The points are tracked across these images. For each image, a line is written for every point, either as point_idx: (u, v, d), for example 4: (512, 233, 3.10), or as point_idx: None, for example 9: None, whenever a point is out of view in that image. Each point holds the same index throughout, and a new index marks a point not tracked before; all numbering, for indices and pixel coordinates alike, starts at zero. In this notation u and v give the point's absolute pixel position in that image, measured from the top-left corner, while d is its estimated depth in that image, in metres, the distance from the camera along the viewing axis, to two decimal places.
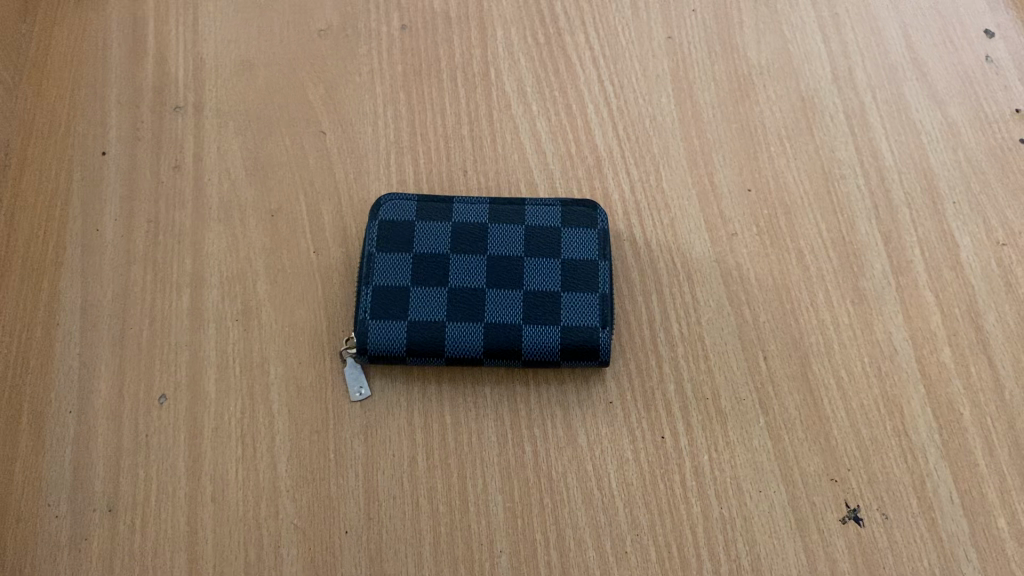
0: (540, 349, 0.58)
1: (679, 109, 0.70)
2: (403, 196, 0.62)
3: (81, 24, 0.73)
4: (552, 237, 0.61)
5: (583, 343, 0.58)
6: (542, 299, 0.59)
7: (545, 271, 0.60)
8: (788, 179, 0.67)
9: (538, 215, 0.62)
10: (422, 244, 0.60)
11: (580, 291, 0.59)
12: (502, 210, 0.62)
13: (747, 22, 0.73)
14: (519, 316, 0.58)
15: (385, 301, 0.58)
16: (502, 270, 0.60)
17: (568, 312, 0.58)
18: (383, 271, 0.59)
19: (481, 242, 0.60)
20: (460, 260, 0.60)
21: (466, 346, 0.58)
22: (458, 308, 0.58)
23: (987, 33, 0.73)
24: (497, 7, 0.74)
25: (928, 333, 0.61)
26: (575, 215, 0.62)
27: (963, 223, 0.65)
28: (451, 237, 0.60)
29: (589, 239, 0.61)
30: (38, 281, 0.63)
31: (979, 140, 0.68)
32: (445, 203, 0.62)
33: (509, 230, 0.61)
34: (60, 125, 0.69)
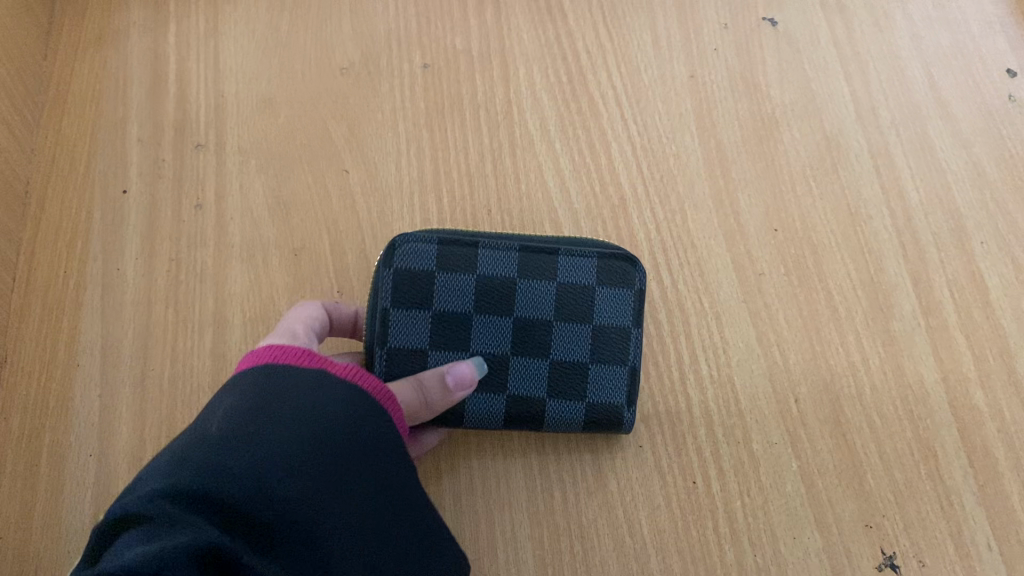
0: (563, 423, 0.57)
1: (704, 147, 0.69)
2: (424, 238, 0.56)
3: (102, 61, 0.73)
4: (584, 300, 0.57)
5: (608, 420, 0.57)
6: (569, 371, 0.57)
7: (574, 338, 0.57)
8: (814, 219, 0.66)
9: (571, 269, 0.57)
10: (445, 301, 0.55)
11: (608, 364, 0.58)
12: (532, 262, 0.57)
13: (769, 59, 0.73)
14: (545, 389, 0.57)
15: (401, 366, 0.55)
16: (530, 335, 0.57)
17: (594, 387, 0.57)
18: (400, 333, 0.55)
19: (508, 300, 0.56)
20: (484, 321, 0.56)
21: (489, 418, 0.57)
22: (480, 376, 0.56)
23: (1009, 72, 0.73)
24: (519, 45, 0.74)
25: (959, 375, 0.61)
26: (611, 275, 0.58)
27: (991, 264, 0.64)
28: (476, 292, 0.56)
29: (623, 303, 0.58)
30: (58, 322, 0.63)
31: (1005, 180, 0.68)
32: (471, 250, 0.56)
33: (540, 287, 0.57)
34: (80, 163, 0.69)
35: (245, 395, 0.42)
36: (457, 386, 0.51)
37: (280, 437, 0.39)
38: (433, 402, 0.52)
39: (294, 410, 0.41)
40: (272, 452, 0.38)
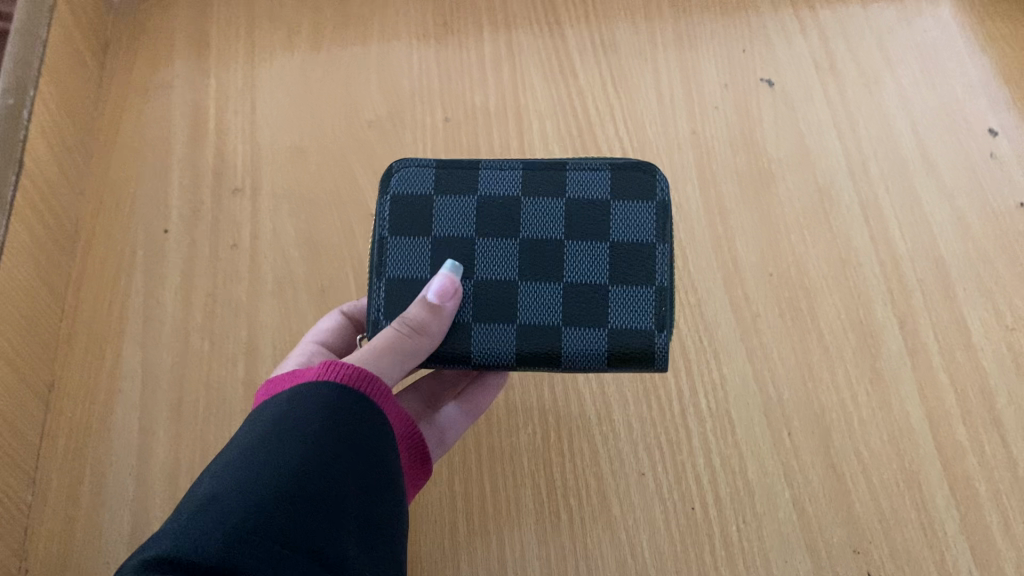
0: (582, 354, 0.52)
1: (704, 196, 0.74)
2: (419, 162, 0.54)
3: (148, 112, 0.79)
4: (597, 215, 0.53)
5: (635, 347, 0.52)
6: (585, 295, 0.52)
7: (591, 257, 0.53)
8: (807, 264, 0.71)
9: (583, 184, 0.54)
10: (444, 225, 0.53)
11: (633, 284, 0.52)
12: (538, 179, 0.54)
13: (765, 117, 0.79)
14: (559, 315, 0.52)
15: (398, 296, 0.52)
16: (540, 258, 0.53)
17: (617, 310, 0.52)
18: (397, 260, 0.53)
19: (515, 220, 0.53)
20: (489, 245, 0.53)
21: (497, 351, 0.52)
22: (488, 301, 0.52)
23: (991, 131, 0.78)
24: (533, 102, 0.80)
25: (943, 412, 0.65)
26: (629, 185, 0.54)
27: (974, 308, 0.69)
28: (478, 213, 0.53)
29: (643, 215, 0.53)
30: (102, 350, 0.68)
31: (987, 230, 0.73)
32: (470, 170, 0.54)
33: (547, 205, 0.53)
34: (126, 205, 0.75)
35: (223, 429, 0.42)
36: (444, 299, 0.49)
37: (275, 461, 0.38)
38: (429, 325, 0.49)
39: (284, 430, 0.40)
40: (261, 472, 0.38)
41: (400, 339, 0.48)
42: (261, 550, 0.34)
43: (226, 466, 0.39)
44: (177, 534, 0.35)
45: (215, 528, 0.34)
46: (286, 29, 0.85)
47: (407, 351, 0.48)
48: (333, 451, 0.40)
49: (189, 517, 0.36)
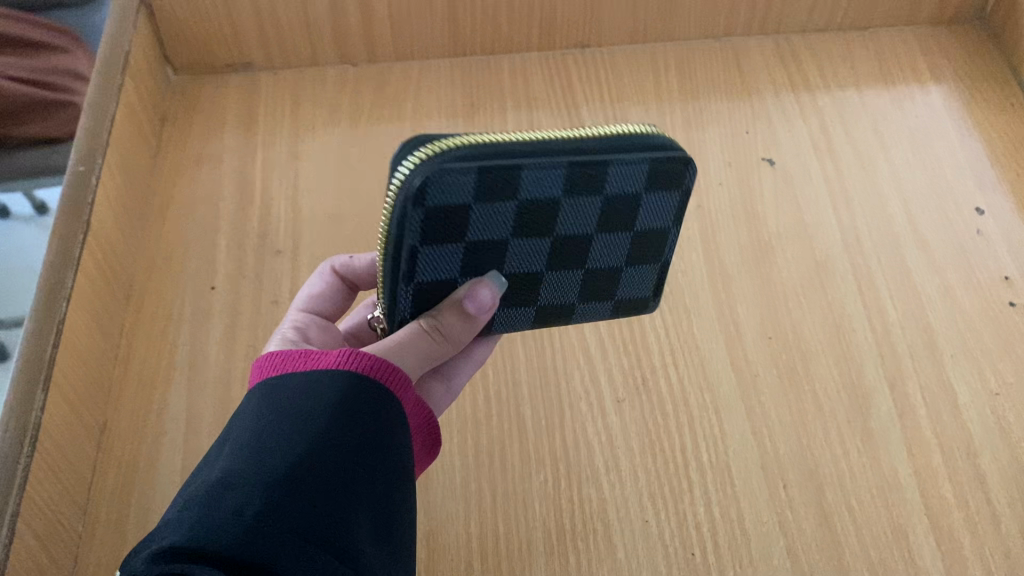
0: (588, 315, 0.65)
1: (708, 265, 0.81)
2: (454, 162, 0.48)
3: (200, 180, 0.87)
4: (630, 212, 0.56)
5: (632, 306, 0.65)
6: (602, 274, 0.61)
7: (613, 247, 0.58)
8: (803, 329, 0.76)
9: (624, 180, 0.53)
10: (479, 233, 0.52)
11: (643, 264, 0.62)
12: (581, 181, 0.52)
13: (767, 193, 0.85)
14: (574, 294, 0.62)
15: (431, 294, 0.56)
16: (569, 252, 0.57)
17: (625, 283, 0.63)
18: (426, 268, 0.54)
19: (552, 225, 0.54)
20: (522, 249, 0.55)
21: (516, 321, 0.63)
22: (517, 290, 0.59)
23: (978, 210, 0.84)
24: None
25: (930, 470, 0.69)
26: (666, 178, 0.54)
27: (960, 374, 0.73)
28: (515, 222, 0.53)
29: (669, 205, 0.57)
30: (150, 395, 0.74)
31: (974, 301, 0.78)
32: (511, 170, 0.49)
33: (585, 208, 0.54)
34: (176, 263, 0.82)
35: (248, 418, 0.47)
36: (480, 309, 0.54)
37: (290, 452, 0.43)
38: (457, 329, 0.55)
39: (299, 422, 0.45)
40: (276, 461, 0.43)
41: (426, 340, 0.54)
42: (275, 536, 0.39)
43: (244, 455, 0.43)
44: (196, 520, 0.39)
45: (232, 517, 0.39)
46: (329, 108, 0.93)
47: (435, 350, 0.55)
48: (344, 442, 0.44)
49: (208, 503, 0.40)
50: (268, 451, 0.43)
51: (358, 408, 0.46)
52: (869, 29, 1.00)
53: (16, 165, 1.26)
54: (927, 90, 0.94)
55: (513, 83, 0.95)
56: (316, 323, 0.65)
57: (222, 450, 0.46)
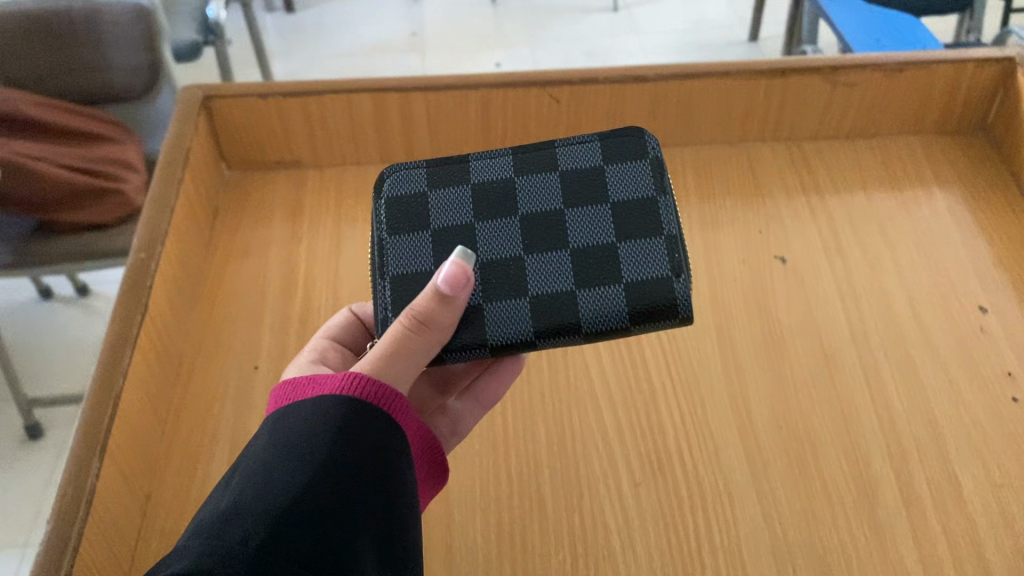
0: (601, 311, 0.63)
1: (722, 355, 0.85)
2: (412, 170, 0.71)
3: (248, 267, 0.94)
4: (590, 179, 0.68)
5: (651, 296, 0.63)
6: (595, 253, 0.65)
7: (591, 225, 0.66)
8: (812, 419, 0.80)
9: (574, 159, 0.69)
10: (442, 216, 0.68)
11: (638, 239, 0.65)
12: (528, 162, 0.70)
13: (778, 289, 0.90)
14: (572, 280, 0.65)
15: (402, 283, 0.66)
16: (545, 228, 0.67)
17: (627, 267, 0.64)
18: (398, 257, 0.67)
19: (513, 199, 0.68)
20: (493, 228, 0.67)
21: (519, 320, 0.64)
22: (504, 276, 0.65)
23: (981, 308, 0.88)
24: None
25: (936, 557, 0.71)
26: (624, 150, 0.69)
27: (964, 465, 0.77)
28: (474, 200, 0.69)
29: (640, 173, 0.67)
30: (193, 467, 0.79)
31: (978, 394, 0.81)
32: (464, 165, 0.71)
33: (537, 180, 0.69)
34: (223, 344, 0.87)
35: (253, 449, 0.51)
36: (455, 287, 0.59)
37: (295, 484, 0.47)
38: (438, 314, 0.59)
39: (303, 454, 0.49)
40: (279, 492, 0.47)
41: (411, 334, 0.59)
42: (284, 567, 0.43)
43: (253, 485, 0.47)
44: (206, 547, 0.43)
45: (239, 545, 0.43)
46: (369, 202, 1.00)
47: (421, 343, 0.59)
48: (345, 477, 0.49)
49: (219, 532, 0.44)
50: (276, 483, 0.47)
51: (355, 442, 0.51)
52: (876, 137, 1.07)
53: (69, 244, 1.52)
54: (932, 195, 1.00)
55: None
56: (336, 353, 0.71)
57: (230, 480, 0.49)
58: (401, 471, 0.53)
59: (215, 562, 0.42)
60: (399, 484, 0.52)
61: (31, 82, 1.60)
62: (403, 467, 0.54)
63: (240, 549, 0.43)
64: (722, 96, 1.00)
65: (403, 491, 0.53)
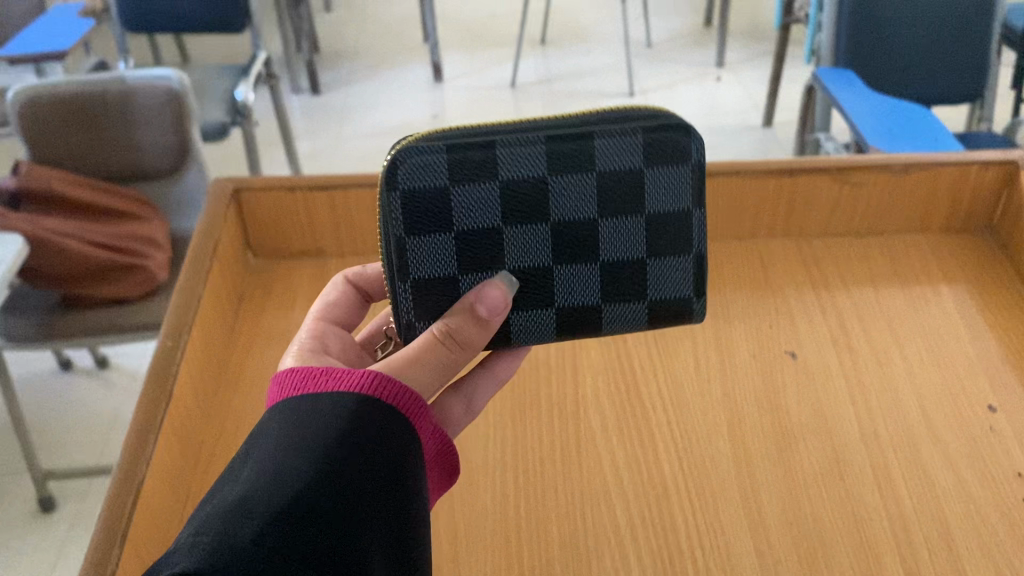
0: (621, 321, 0.74)
1: (732, 450, 0.86)
2: (429, 154, 0.66)
3: (268, 354, 0.96)
4: (630, 187, 0.69)
5: (668, 311, 0.74)
6: (624, 267, 0.72)
7: (621, 239, 0.71)
8: (823, 516, 0.80)
9: (614, 158, 0.68)
10: (469, 221, 0.68)
11: (665, 257, 0.72)
12: (565, 159, 0.67)
13: (789, 384, 0.92)
14: (598, 294, 0.73)
15: (426, 289, 0.69)
16: (578, 239, 0.70)
17: (652, 284, 0.73)
18: (422, 264, 0.68)
19: (546, 206, 0.68)
20: (523, 236, 0.69)
21: (544, 325, 0.73)
22: (536, 283, 0.71)
23: (990, 407, 0.89)
24: (588, 363, 0.95)
25: None
26: (667, 153, 0.69)
27: (978, 567, 0.75)
28: (503, 204, 0.67)
29: (679, 182, 0.70)
30: None
31: (988, 495, 0.81)
32: (490, 153, 0.66)
33: (573, 184, 0.68)
34: (240, 430, 0.89)
35: (264, 443, 0.52)
36: (491, 311, 0.66)
37: (307, 483, 0.48)
38: (475, 332, 0.66)
39: (317, 453, 0.50)
40: (291, 489, 0.48)
41: (446, 346, 0.65)
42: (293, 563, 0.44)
43: (264, 479, 0.48)
44: (216, 536, 0.43)
45: (251, 538, 0.44)
46: None
47: (455, 353, 0.65)
48: (356, 482, 0.50)
49: (229, 521, 0.44)
50: (286, 479, 0.48)
51: (368, 448, 0.52)
52: (885, 234, 1.09)
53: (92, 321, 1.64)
54: (940, 292, 1.02)
55: None
56: (337, 338, 0.74)
57: (239, 472, 0.50)
58: (410, 476, 0.54)
59: (226, 552, 0.42)
60: (407, 488, 0.54)
61: (64, 156, 1.81)
62: (414, 474, 0.55)
63: (252, 541, 0.43)
64: (732, 195, 1.04)
65: (410, 494, 0.54)
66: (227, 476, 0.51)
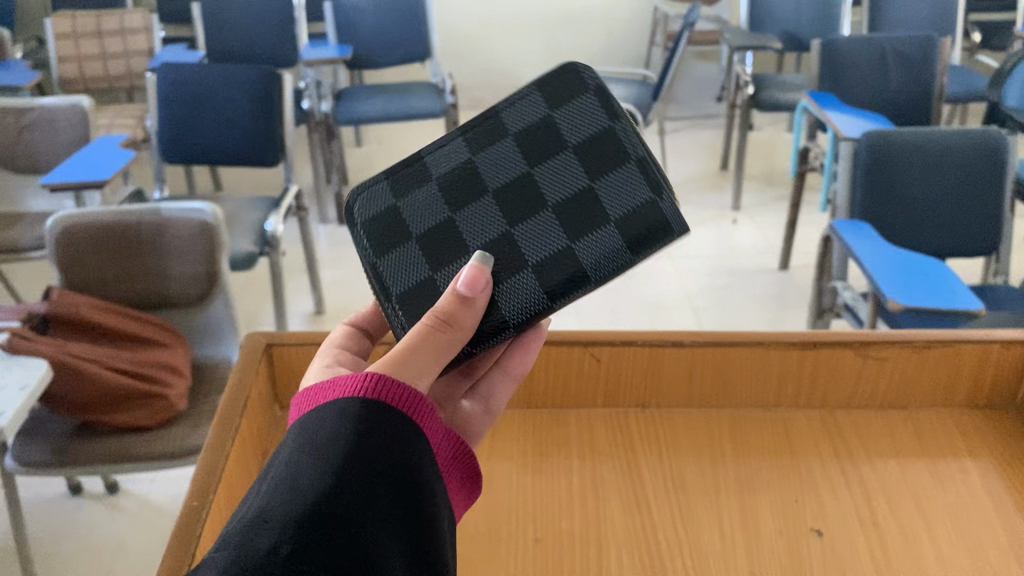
0: (599, 253, 0.74)
1: None
2: (377, 190, 0.83)
3: None
4: (542, 133, 0.79)
5: (637, 216, 0.74)
6: (577, 200, 0.76)
7: (561, 176, 0.77)
8: None
9: (522, 118, 0.80)
10: (423, 220, 0.79)
11: (606, 172, 0.76)
12: (481, 139, 0.80)
13: (816, 564, 0.89)
14: (565, 235, 0.75)
15: (407, 296, 0.78)
16: (522, 193, 0.77)
17: (607, 201, 0.75)
18: (395, 271, 0.79)
19: (482, 180, 0.79)
20: (474, 212, 0.78)
21: (529, 285, 0.74)
22: (504, 252, 0.76)
23: None
24: (612, 535, 0.93)
25: None
26: (562, 93, 0.79)
27: None
28: (445, 194, 0.79)
29: (586, 108, 0.78)
30: None
31: None
32: (423, 166, 0.82)
33: (496, 153, 0.79)
34: None
35: (281, 456, 0.55)
36: (475, 288, 0.71)
37: (320, 490, 0.51)
38: (461, 312, 0.70)
39: (328, 459, 0.53)
40: (305, 499, 0.50)
41: (438, 330, 0.68)
42: (311, 564, 0.46)
43: (279, 490, 0.51)
44: (235, 554, 0.46)
45: (267, 551, 0.46)
46: None
47: (447, 336, 0.69)
48: (369, 481, 0.52)
49: (247, 538, 0.47)
50: (301, 489, 0.51)
51: (377, 446, 0.55)
52: (909, 408, 1.10)
53: (109, 447, 1.63)
54: (967, 470, 1.01)
55: (579, 437, 1.07)
56: (353, 363, 0.79)
57: (260, 488, 0.54)
58: (423, 468, 0.56)
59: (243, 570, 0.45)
60: (422, 483, 0.56)
61: (94, 283, 1.86)
62: (426, 465, 0.57)
63: (266, 550, 0.47)
64: (756, 367, 1.07)
65: (426, 485, 0.56)
66: (249, 492, 0.53)
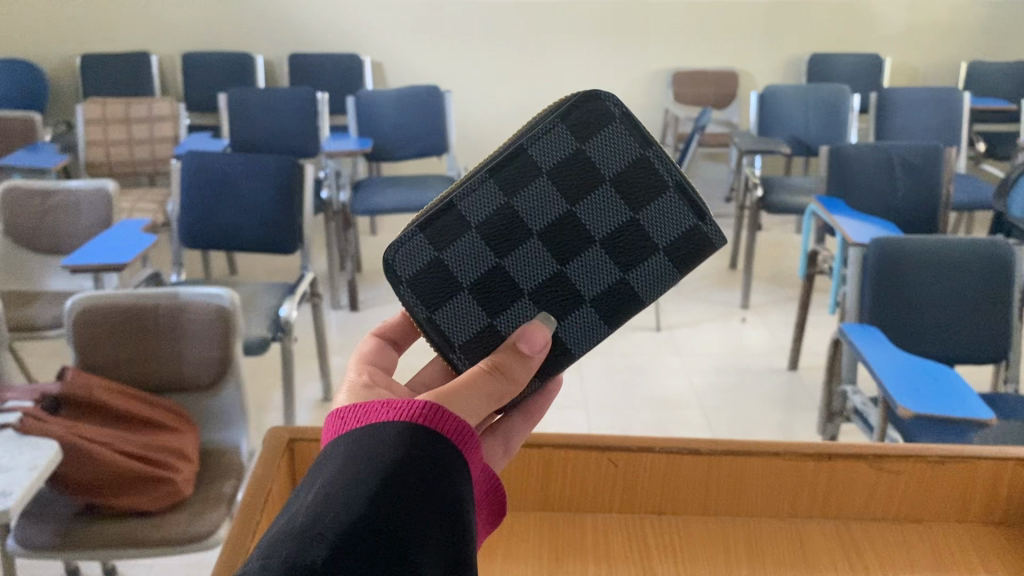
0: (647, 283, 0.72)
1: None
2: (407, 238, 0.71)
3: None
4: (576, 166, 0.69)
5: (685, 238, 0.71)
6: (623, 234, 0.71)
7: (602, 211, 0.70)
8: None
9: (551, 151, 0.69)
10: (471, 271, 0.71)
11: (648, 201, 0.70)
12: (512, 178, 0.69)
13: None
14: (615, 270, 0.72)
15: (470, 346, 0.73)
16: (567, 233, 0.70)
17: (654, 230, 0.71)
18: (455, 325, 0.72)
19: (523, 224, 0.70)
20: (520, 257, 0.71)
21: (586, 323, 0.73)
22: (558, 293, 0.72)
23: None
24: None
25: None
26: (590, 122, 0.69)
27: None
28: (486, 242, 0.70)
29: (620, 137, 0.69)
30: None
31: None
32: (452, 210, 0.70)
33: (531, 191, 0.69)
34: None
35: (329, 465, 0.56)
36: (533, 349, 0.69)
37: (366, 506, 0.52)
38: (515, 366, 0.69)
39: (376, 477, 0.54)
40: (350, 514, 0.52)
41: (492, 380, 0.68)
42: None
43: (328, 499, 0.52)
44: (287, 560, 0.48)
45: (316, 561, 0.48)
46: None
47: (500, 387, 0.68)
48: (414, 501, 0.54)
49: (297, 546, 0.49)
50: (348, 502, 0.52)
51: (422, 470, 0.56)
52: (923, 521, 1.10)
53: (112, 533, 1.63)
54: None
55: (594, 541, 1.07)
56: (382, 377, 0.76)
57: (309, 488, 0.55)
58: (463, 493, 0.57)
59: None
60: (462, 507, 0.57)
61: (110, 364, 1.88)
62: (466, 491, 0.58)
63: (320, 564, 0.48)
64: (769, 477, 1.09)
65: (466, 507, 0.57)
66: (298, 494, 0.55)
